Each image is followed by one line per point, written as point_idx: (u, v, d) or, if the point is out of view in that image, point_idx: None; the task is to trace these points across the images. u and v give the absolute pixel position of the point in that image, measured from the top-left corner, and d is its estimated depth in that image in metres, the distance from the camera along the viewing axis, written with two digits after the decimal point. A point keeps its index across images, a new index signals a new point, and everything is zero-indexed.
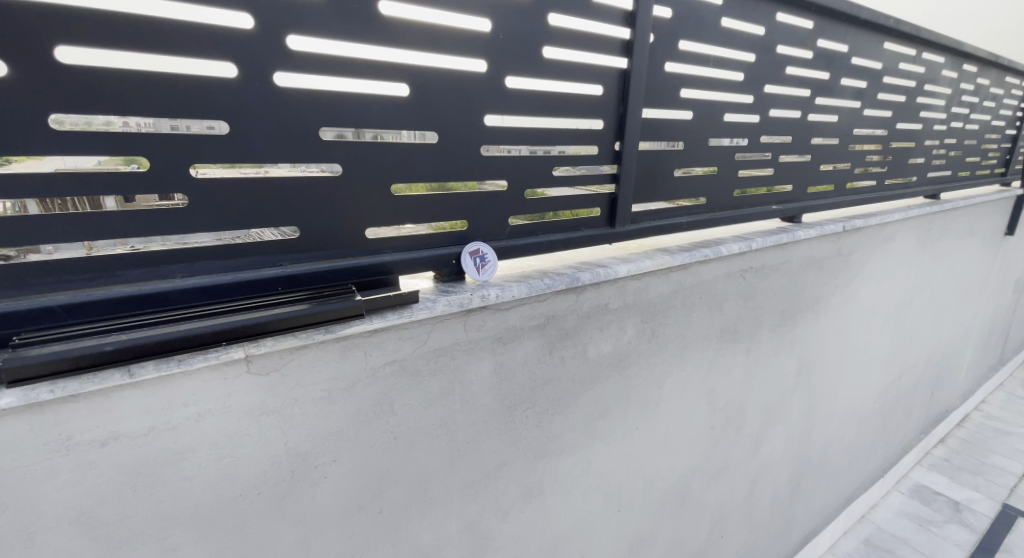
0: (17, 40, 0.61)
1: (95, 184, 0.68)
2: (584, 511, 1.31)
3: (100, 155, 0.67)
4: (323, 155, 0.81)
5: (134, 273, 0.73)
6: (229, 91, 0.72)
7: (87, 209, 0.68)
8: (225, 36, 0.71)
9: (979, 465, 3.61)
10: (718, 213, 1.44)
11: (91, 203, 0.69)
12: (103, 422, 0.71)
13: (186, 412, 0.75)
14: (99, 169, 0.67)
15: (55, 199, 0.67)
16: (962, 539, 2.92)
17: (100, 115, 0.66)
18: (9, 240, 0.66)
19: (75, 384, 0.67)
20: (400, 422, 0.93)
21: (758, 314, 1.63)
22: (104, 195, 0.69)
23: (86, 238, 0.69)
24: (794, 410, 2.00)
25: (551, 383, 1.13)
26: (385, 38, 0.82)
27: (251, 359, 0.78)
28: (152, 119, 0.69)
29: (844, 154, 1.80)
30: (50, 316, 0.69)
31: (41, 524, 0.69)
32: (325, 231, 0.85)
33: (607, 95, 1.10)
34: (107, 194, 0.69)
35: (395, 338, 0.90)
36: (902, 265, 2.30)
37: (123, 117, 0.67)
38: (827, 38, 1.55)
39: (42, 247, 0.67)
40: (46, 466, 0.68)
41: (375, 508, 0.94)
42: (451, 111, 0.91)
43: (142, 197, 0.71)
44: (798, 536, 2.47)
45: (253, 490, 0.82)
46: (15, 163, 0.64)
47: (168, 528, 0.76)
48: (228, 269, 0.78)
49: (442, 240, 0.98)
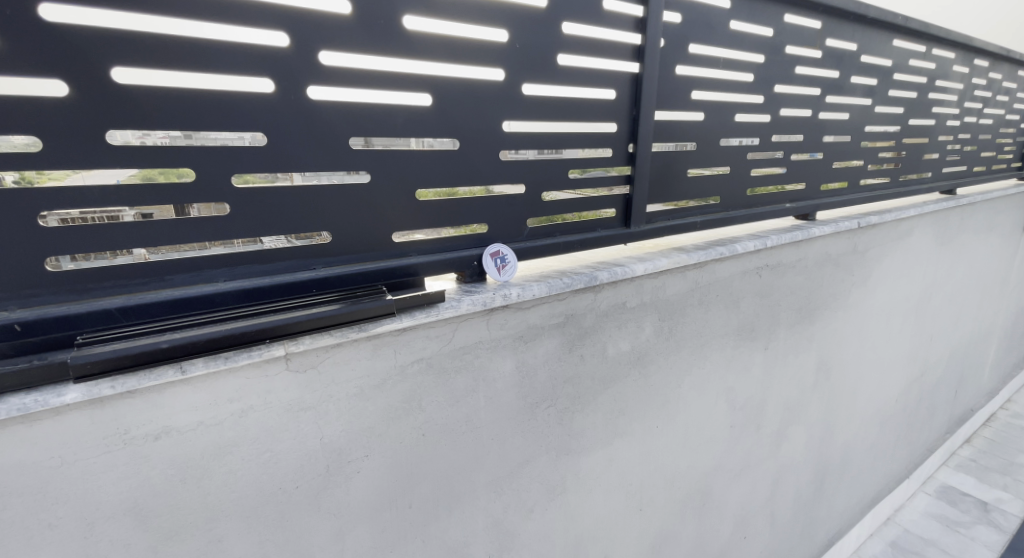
0: (80, 64, 0.67)
1: (127, 196, 0.72)
2: (607, 509, 1.33)
3: (138, 167, 0.72)
4: (352, 162, 0.86)
5: (182, 277, 0.78)
6: (267, 104, 0.78)
7: (106, 222, 0.72)
8: (263, 54, 0.76)
9: (1008, 465, 3.53)
10: (731, 212, 1.46)
11: (109, 217, 0.72)
12: (156, 417, 0.75)
13: (230, 407, 0.79)
14: (124, 182, 0.71)
15: (74, 216, 0.70)
16: (992, 540, 2.86)
17: (124, 131, 0.70)
18: (60, 247, 0.70)
19: (133, 380, 0.72)
20: (428, 419, 0.97)
21: (775, 312, 1.64)
22: (122, 208, 0.72)
23: (118, 247, 0.73)
24: (814, 408, 2.00)
25: (572, 381, 1.16)
26: (410, 51, 0.86)
27: (290, 357, 0.82)
28: (177, 133, 0.73)
29: (856, 152, 1.81)
30: (107, 318, 0.74)
31: (99, 514, 0.74)
32: (354, 235, 0.89)
33: (619, 99, 1.14)
34: (125, 207, 0.72)
35: (423, 337, 0.93)
36: (920, 262, 2.28)
37: (148, 132, 0.71)
38: (836, 37, 1.57)
39: (57, 259, 0.71)
40: (105, 458, 0.73)
41: (405, 504, 0.97)
42: (470, 119, 0.94)
43: (161, 207, 0.74)
44: (823, 537, 2.44)
45: (291, 485, 0.85)
46: (37, 184, 0.68)
47: (214, 520, 0.81)
48: (267, 273, 0.83)
49: (464, 242, 1.01)
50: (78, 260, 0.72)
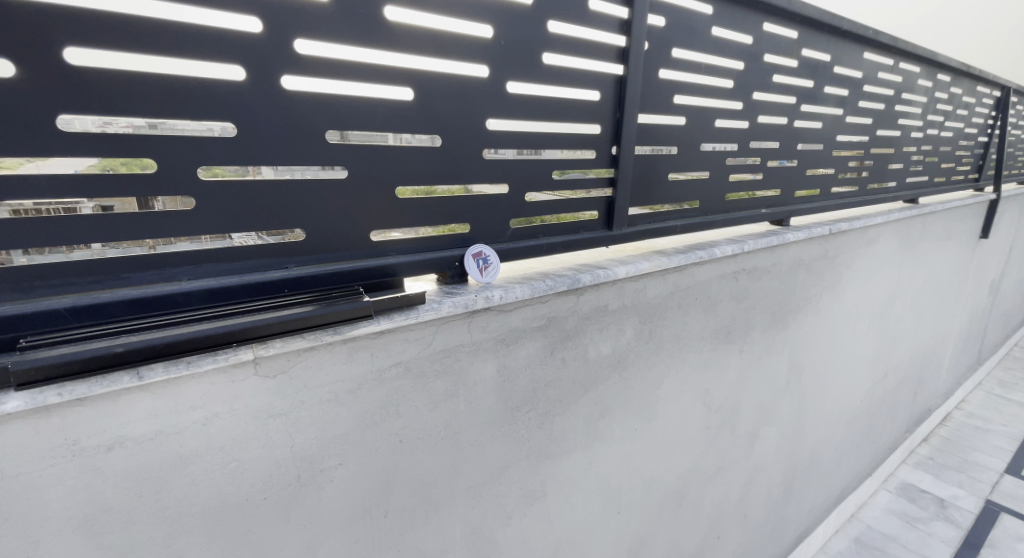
0: (28, 41, 0.61)
1: (82, 186, 0.67)
2: (586, 513, 1.32)
3: (98, 155, 0.66)
4: (328, 157, 0.81)
5: (141, 276, 0.73)
6: (236, 93, 0.73)
7: (61, 215, 0.67)
8: (233, 40, 0.71)
9: (963, 463, 3.69)
10: (709, 216, 1.47)
11: (65, 209, 0.67)
12: (110, 427, 0.70)
13: (193, 415, 0.74)
14: (85, 172, 0.66)
15: (27, 206, 0.65)
16: (949, 535, 2.98)
17: (83, 116, 0.65)
18: (8, 240, 0.65)
19: (83, 387, 0.67)
20: (406, 424, 0.93)
21: (750, 315, 1.65)
22: (80, 200, 0.67)
23: (69, 242, 0.68)
24: (785, 410, 2.03)
25: (553, 383, 1.14)
26: (391, 43, 0.83)
27: (259, 361, 0.78)
28: (135, 121, 0.68)
29: (828, 160, 1.85)
30: (55, 320, 0.68)
31: (45, 532, 0.68)
32: (329, 232, 0.85)
33: (604, 101, 1.12)
34: (83, 199, 0.67)
35: (401, 340, 0.90)
36: (885, 267, 2.36)
37: (105, 117, 0.66)
38: (812, 48, 1.60)
39: (14, 254, 0.65)
40: (51, 471, 0.67)
41: (380, 513, 0.94)
42: (453, 116, 0.92)
43: (122, 199, 0.69)
44: (792, 535, 2.49)
45: (259, 495, 0.80)
46: None
47: (173, 536, 0.75)
48: (235, 272, 0.78)
49: (444, 242, 0.98)
50: (31, 254, 0.66)
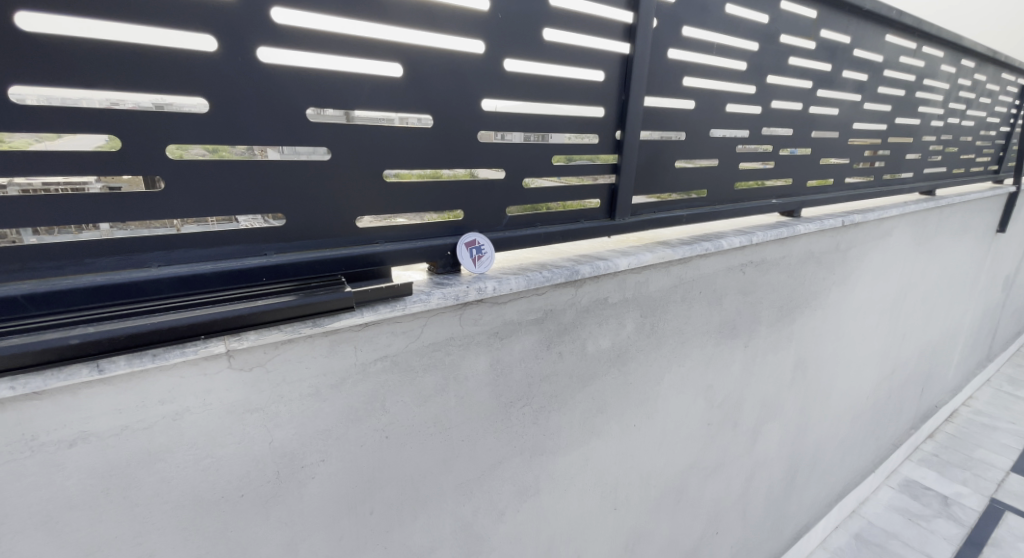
0: None
1: (85, 165, 0.64)
2: (581, 510, 1.28)
3: (106, 134, 0.64)
4: (310, 137, 0.76)
5: (105, 262, 0.68)
6: (207, 65, 0.67)
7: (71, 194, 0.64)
8: (203, 8, 0.66)
9: (968, 460, 3.64)
10: (717, 205, 1.41)
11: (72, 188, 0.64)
12: (72, 421, 0.66)
13: (162, 410, 0.71)
14: (96, 151, 0.64)
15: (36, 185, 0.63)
16: (951, 533, 2.95)
17: (56, 90, 0.61)
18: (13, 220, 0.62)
19: (38, 381, 0.62)
20: (392, 420, 0.89)
21: (757, 309, 1.60)
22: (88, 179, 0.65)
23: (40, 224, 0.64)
24: (789, 406, 1.99)
25: (549, 378, 1.09)
26: (378, 14, 0.77)
27: (232, 354, 0.74)
28: (136, 97, 0.65)
29: (843, 148, 1.77)
30: (11, 307, 0.63)
31: (5, 529, 0.65)
32: (310, 218, 0.80)
33: (608, 81, 1.06)
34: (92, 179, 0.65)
35: (387, 333, 0.85)
36: (898, 261, 2.29)
37: (91, 90, 0.62)
38: (830, 29, 1.52)
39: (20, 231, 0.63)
40: (10, 467, 0.64)
41: (366, 510, 0.90)
42: (445, 95, 0.86)
43: (130, 179, 0.67)
44: (791, 531, 2.47)
45: (235, 492, 0.77)
46: None
47: (144, 533, 0.72)
48: (207, 259, 0.74)
49: (436, 230, 0.93)
50: (41, 234, 0.64)
